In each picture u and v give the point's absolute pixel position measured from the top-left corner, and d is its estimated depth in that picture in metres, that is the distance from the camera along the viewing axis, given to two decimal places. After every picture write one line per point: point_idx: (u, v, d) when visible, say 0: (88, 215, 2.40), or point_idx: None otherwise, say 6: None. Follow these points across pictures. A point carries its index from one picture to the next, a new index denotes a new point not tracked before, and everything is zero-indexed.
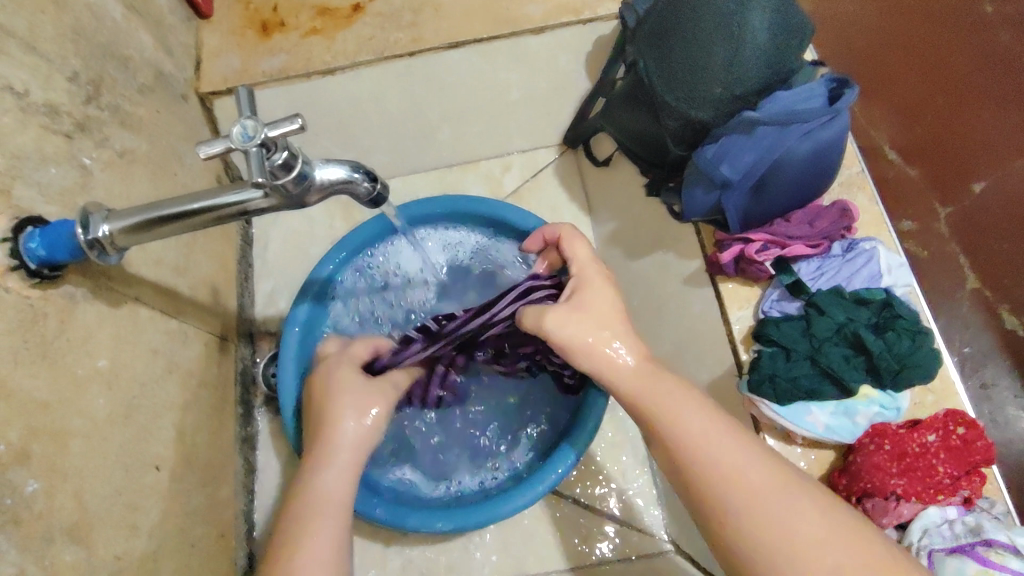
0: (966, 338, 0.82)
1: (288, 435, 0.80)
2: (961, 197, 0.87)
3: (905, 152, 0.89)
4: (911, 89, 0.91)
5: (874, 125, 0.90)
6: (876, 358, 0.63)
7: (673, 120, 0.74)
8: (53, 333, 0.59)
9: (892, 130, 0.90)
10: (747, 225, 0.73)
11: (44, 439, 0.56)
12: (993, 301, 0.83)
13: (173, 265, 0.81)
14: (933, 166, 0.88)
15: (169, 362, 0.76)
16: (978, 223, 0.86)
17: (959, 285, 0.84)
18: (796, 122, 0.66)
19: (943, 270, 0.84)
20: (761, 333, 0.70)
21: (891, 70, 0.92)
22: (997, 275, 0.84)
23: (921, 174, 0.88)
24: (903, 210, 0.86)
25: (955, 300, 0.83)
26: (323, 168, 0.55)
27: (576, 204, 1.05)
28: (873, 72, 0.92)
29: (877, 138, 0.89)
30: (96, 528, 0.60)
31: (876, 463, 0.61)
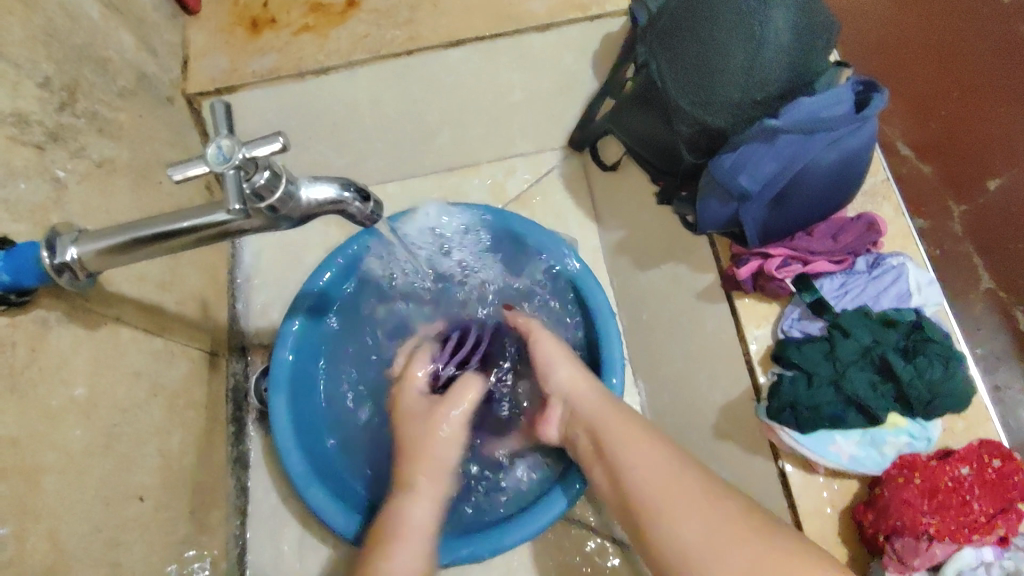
0: (977, 339, 0.75)
1: (284, 456, 0.76)
2: (976, 195, 0.81)
3: (919, 148, 0.83)
4: (927, 83, 0.85)
5: (887, 119, 0.84)
6: (907, 386, 0.59)
7: (687, 126, 0.69)
8: (21, 363, 0.55)
9: (904, 128, 0.83)
10: (766, 239, 0.68)
11: (13, 479, 0.52)
12: (1009, 303, 0.77)
13: (157, 280, 0.76)
14: (948, 164, 0.82)
15: (153, 384, 0.72)
16: (993, 223, 0.80)
17: (975, 285, 0.77)
18: (821, 130, 0.62)
19: (957, 271, 0.77)
20: (781, 355, 0.65)
21: (906, 62, 0.86)
22: (1014, 277, 0.78)
23: (935, 171, 0.82)
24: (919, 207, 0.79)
25: (968, 299, 0.76)
26: (311, 186, 0.50)
27: (582, 208, 1.00)
28: (888, 64, 0.86)
29: (891, 132, 0.83)
30: (72, 569, 0.56)
31: (905, 498, 0.57)
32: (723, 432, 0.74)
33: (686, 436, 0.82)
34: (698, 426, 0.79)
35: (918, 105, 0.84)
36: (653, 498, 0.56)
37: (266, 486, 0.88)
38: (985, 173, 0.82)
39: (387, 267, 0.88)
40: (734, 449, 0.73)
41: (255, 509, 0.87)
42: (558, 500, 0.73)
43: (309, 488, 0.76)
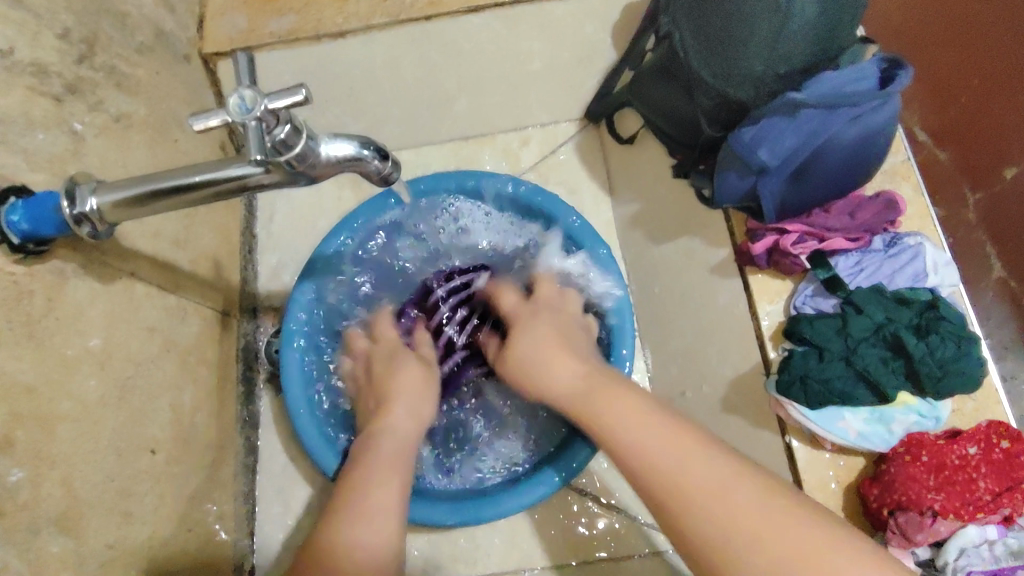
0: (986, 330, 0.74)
1: (295, 417, 0.77)
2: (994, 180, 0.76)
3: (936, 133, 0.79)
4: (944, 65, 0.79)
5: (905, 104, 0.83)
6: (917, 362, 0.59)
7: (709, 98, 0.68)
8: (39, 312, 0.55)
9: (924, 109, 0.81)
10: (783, 214, 0.68)
11: (29, 424, 0.53)
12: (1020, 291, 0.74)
13: (172, 237, 0.77)
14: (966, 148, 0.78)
15: (166, 339, 0.72)
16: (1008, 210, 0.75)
17: (986, 272, 0.76)
18: (844, 105, 0.61)
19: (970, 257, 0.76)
20: (792, 331, 0.65)
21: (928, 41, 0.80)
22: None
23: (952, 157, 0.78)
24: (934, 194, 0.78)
25: (981, 287, 0.76)
26: (331, 143, 0.50)
27: (596, 181, 0.99)
28: (909, 45, 0.82)
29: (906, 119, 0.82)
30: (87, 515, 0.57)
31: (910, 474, 0.58)
32: (732, 407, 0.75)
33: (693, 409, 0.82)
34: (706, 400, 0.79)
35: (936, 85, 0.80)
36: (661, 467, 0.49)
37: (275, 445, 0.89)
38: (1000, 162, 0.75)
39: (403, 234, 0.89)
40: (742, 424, 0.73)
41: (264, 468, 0.88)
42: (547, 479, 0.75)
43: (317, 450, 0.77)
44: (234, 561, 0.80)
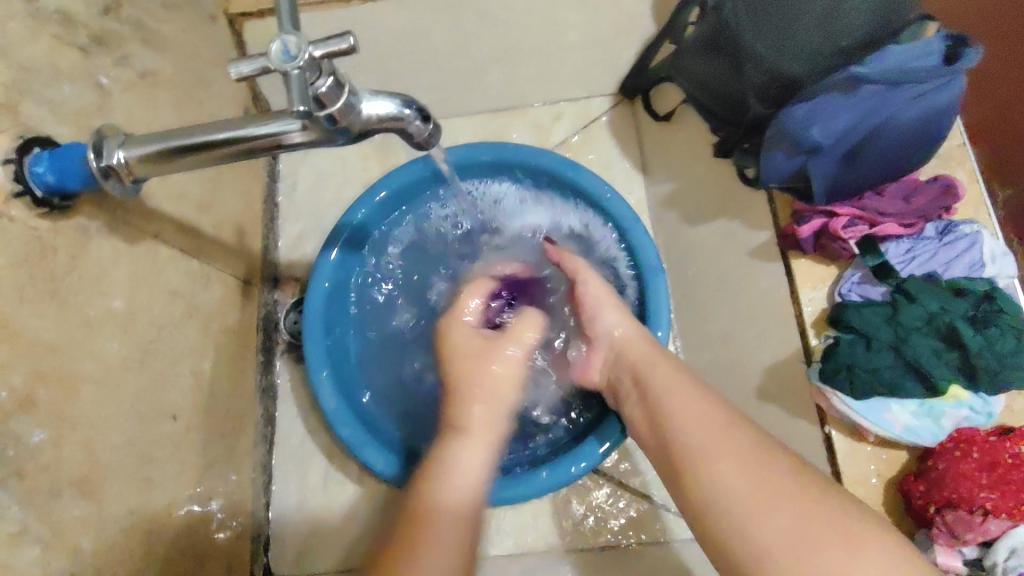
0: None
1: (318, 389, 0.75)
2: None
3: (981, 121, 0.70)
4: None
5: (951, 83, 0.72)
6: (974, 355, 0.57)
7: (759, 73, 0.65)
8: (62, 270, 0.53)
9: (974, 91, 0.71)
10: (832, 197, 0.65)
11: (51, 384, 0.51)
12: None
13: (196, 201, 0.75)
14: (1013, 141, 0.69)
15: (189, 305, 0.71)
16: None
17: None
18: (908, 82, 0.58)
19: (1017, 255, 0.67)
20: (838, 318, 0.63)
21: None
22: None
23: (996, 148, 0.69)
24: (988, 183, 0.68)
25: None
26: (372, 100, 0.48)
27: (629, 159, 0.95)
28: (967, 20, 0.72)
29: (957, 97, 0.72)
30: (108, 479, 0.56)
31: (962, 471, 0.56)
32: (767, 395, 0.72)
33: (725, 396, 0.80)
34: (739, 387, 0.77)
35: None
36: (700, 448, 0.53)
37: (293, 418, 0.87)
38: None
39: (435, 211, 0.87)
40: (778, 412, 0.71)
41: (282, 440, 0.87)
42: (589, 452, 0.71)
43: (342, 425, 0.75)
44: (250, 532, 0.79)
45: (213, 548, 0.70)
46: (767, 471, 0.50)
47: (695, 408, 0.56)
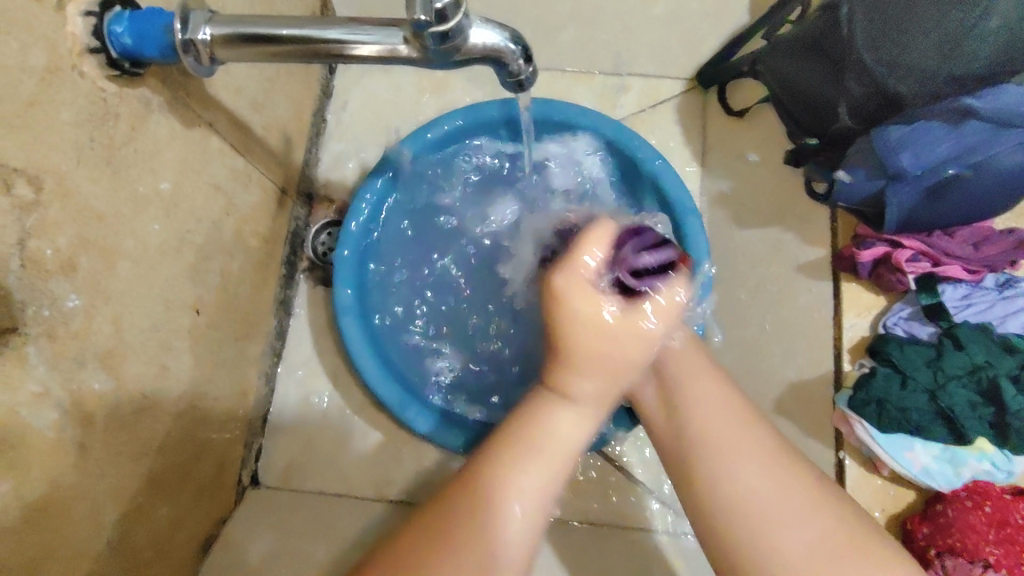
0: None
1: (337, 286, 0.75)
2: None
3: None
4: None
5: None
6: (1010, 415, 0.57)
7: (860, 85, 0.61)
8: (121, 139, 0.51)
9: None
10: (903, 228, 0.65)
11: (93, 252, 0.49)
12: None
13: (252, 99, 0.72)
14: None
15: (228, 203, 0.69)
16: None
17: None
18: (1017, 125, 0.57)
19: None
20: (879, 350, 0.63)
21: None
22: None
23: None
24: None
25: None
26: (480, 28, 0.46)
27: (690, 147, 0.87)
28: None
29: None
30: (129, 358, 0.54)
31: (971, 522, 0.56)
32: None
33: None
34: None
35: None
36: (715, 438, 0.48)
37: (304, 337, 0.86)
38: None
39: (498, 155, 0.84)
40: None
41: (287, 356, 0.85)
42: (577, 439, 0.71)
43: (349, 329, 0.74)
44: (245, 440, 0.78)
45: (211, 449, 0.70)
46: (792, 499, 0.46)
47: (726, 410, 0.50)
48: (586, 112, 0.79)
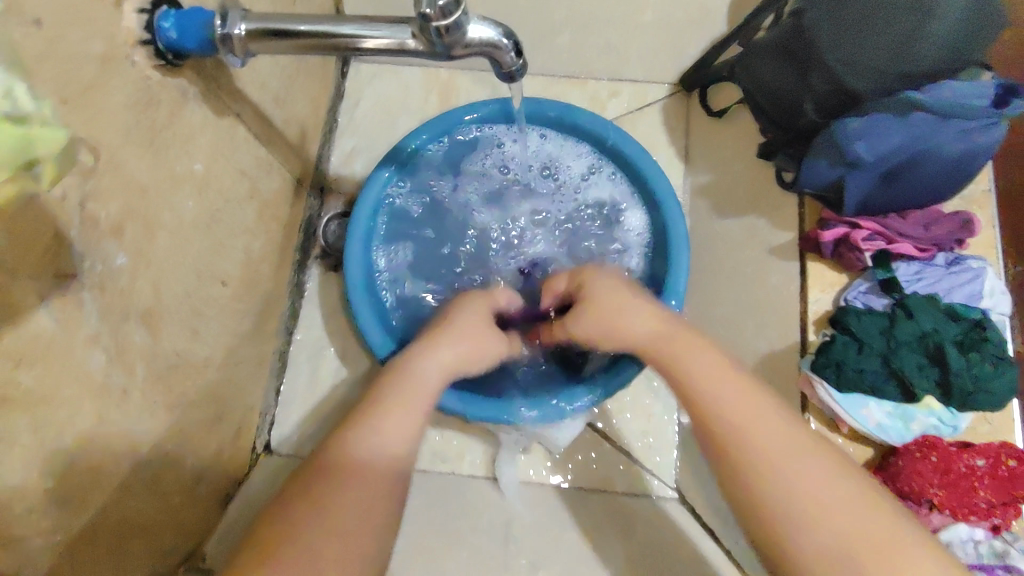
0: None
1: (348, 263, 0.81)
2: None
3: None
4: None
5: None
6: (953, 373, 0.63)
7: (823, 82, 0.69)
8: (162, 122, 0.57)
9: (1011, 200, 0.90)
10: (861, 210, 0.71)
11: (138, 222, 0.55)
12: None
13: (274, 95, 0.79)
14: None
15: (251, 188, 0.75)
16: None
17: None
18: (957, 117, 0.63)
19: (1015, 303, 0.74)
20: (839, 320, 0.69)
21: None
22: None
23: None
24: None
25: None
26: (476, 25, 0.53)
27: (674, 147, 0.96)
28: None
29: None
30: (165, 319, 0.60)
31: (917, 469, 0.62)
32: None
33: None
34: None
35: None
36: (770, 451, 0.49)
37: (316, 317, 0.93)
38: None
39: (497, 152, 0.90)
40: None
41: (301, 334, 0.93)
42: (584, 394, 0.76)
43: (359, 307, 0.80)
44: (259, 410, 0.84)
45: (229, 414, 0.76)
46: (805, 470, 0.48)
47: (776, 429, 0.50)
48: (573, 112, 0.86)
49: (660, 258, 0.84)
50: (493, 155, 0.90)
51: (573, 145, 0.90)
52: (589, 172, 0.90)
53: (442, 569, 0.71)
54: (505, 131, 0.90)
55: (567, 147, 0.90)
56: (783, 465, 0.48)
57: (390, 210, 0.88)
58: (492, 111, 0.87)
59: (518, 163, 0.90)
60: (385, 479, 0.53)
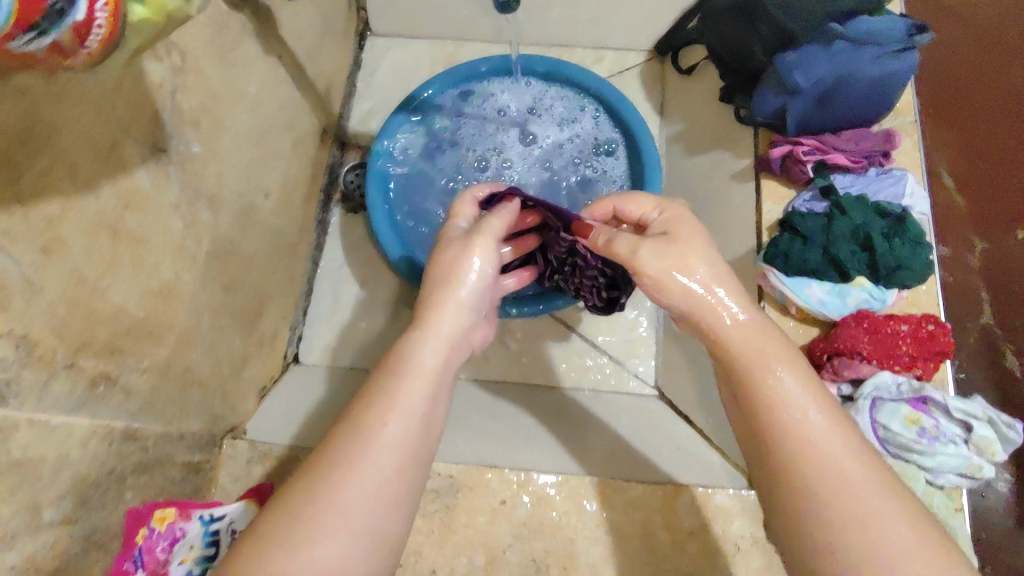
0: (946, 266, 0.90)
1: (367, 190, 0.95)
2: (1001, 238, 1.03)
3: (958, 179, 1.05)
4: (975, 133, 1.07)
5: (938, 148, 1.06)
6: (878, 254, 0.76)
7: (767, 27, 0.83)
8: (228, 44, 0.71)
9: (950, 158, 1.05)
10: (802, 130, 0.85)
11: (208, 119, 0.68)
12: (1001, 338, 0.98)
13: (307, 48, 0.93)
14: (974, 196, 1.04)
15: (288, 123, 0.88)
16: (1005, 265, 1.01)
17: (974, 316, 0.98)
18: (870, 45, 0.78)
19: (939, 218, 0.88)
20: (787, 221, 0.82)
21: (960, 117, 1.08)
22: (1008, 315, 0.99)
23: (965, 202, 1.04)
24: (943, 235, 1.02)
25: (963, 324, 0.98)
26: None
27: (650, 102, 1.10)
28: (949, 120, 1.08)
29: (937, 161, 1.06)
30: (222, 209, 0.73)
31: (851, 330, 0.74)
32: None
33: None
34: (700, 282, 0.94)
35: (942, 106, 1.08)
36: (832, 481, 0.47)
37: (336, 251, 1.05)
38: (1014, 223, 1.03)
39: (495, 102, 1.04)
40: None
41: (323, 265, 1.04)
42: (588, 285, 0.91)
43: (377, 225, 0.94)
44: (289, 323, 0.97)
45: (265, 315, 0.88)
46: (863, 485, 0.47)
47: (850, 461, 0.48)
48: (561, 65, 1.01)
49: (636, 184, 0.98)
50: (495, 103, 1.04)
51: (564, 94, 1.03)
52: (575, 117, 1.03)
53: (449, 439, 0.83)
54: (504, 82, 1.04)
55: (558, 98, 1.04)
56: (838, 490, 0.47)
57: (405, 147, 1.02)
58: (493, 65, 1.02)
59: (516, 110, 1.04)
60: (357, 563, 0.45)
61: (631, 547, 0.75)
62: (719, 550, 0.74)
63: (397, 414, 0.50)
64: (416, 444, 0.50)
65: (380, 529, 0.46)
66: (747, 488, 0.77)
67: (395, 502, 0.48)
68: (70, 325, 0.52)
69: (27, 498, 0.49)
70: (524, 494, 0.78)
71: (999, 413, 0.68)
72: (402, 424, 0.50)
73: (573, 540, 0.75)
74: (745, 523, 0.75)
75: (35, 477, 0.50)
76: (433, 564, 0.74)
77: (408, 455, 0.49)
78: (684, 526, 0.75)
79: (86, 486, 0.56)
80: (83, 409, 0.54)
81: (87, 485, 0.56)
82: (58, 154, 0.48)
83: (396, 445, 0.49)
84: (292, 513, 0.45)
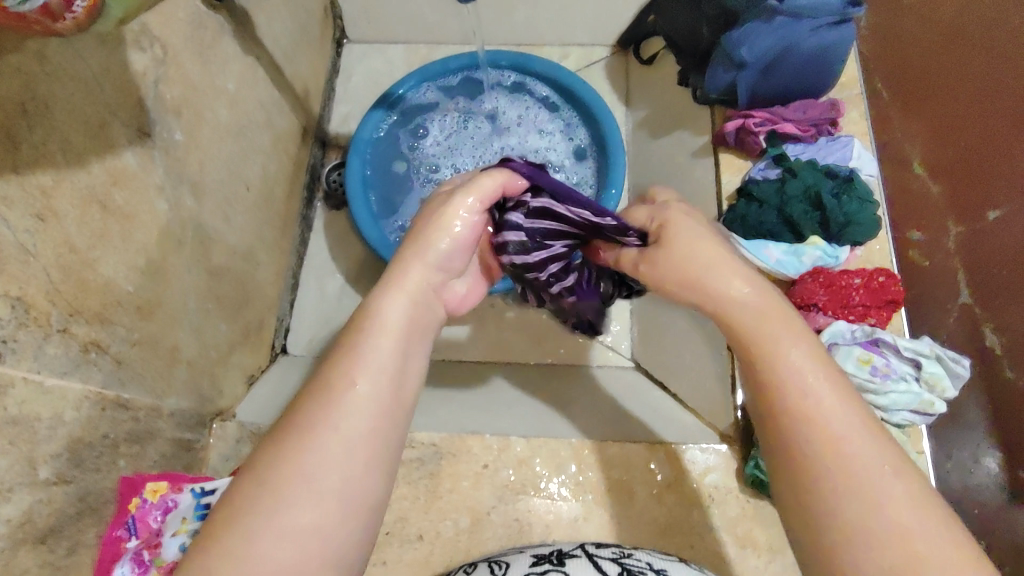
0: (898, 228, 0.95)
1: (346, 182, 0.99)
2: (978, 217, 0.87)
3: (933, 167, 0.92)
4: (951, 113, 0.92)
5: (909, 137, 0.94)
6: (829, 212, 0.80)
7: (711, 7, 0.91)
8: (207, 42, 0.76)
9: (925, 145, 0.93)
10: (752, 103, 0.90)
11: (190, 109, 0.73)
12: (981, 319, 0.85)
13: (284, 51, 0.98)
14: (960, 185, 0.90)
15: (268, 120, 0.93)
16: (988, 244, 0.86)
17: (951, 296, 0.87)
18: (807, 17, 0.83)
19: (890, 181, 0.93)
20: (743, 189, 0.86)
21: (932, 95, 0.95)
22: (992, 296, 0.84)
23: (942, 190, 0.91)
24: (921, 222, 0.90)
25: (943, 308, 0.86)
26: None
27: (617, 93, 1.17)
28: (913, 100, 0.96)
29: (909, 150, 0.94)
30: (205, 196, 0.77)
31: (807, 284, 0.78)
32: None
33: None
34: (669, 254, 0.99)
35: (904, 98, 0.96)
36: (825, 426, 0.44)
37: (320, 246, 1.10)
38: (987, 203, 0.87)
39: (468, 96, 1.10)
40: None
41: (309, 260, 1.09)
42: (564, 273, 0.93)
43: (359, 215, 0.98)
44: (276, 315, 1.01)
45: (252, 305, 0.92)
46: (923, 514, 0.41)
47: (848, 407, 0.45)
48: (527, 57, 1.06)
49: (601, 174, 1.03)
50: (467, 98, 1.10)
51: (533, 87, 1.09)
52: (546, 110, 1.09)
53: (433, 412, 0.87)
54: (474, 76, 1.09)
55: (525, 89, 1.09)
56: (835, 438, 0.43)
57: (383, 141, 1.07)
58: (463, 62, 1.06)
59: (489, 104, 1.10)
60: (327, 533, 0.41)
61: (610, 503, 0.78)
62: (694, 501, 0.77)
63: (367, 380, 0.45)
64: (385, 402, 0.46)
65: (353, 498, 0.43)
66: (717, 442, 0.80)
67: (366, 470, 0.43)
68: (63, 291, 0.55)
69: (24, 451, 0.52)
70: (504, 458, 0.81)
71: (945, 349, 0.74)
72: (372, 382, 0.45)
73: (553, 500, 0.78)
74: (718, 476, 0.78)
75: (32, 432, 0.53)
76: (418, 530, 0.77)
77: (377, 417, 0.45)
78: (659, 481, 0.79)
79: (80, 447, 0.59)
80: (76, 372, 0.58)
81: (80, 446, 0.59)
82: (50, 128, 0.52)
83: (365, 407, 0.44)
84: (244, 495, 0.41)
